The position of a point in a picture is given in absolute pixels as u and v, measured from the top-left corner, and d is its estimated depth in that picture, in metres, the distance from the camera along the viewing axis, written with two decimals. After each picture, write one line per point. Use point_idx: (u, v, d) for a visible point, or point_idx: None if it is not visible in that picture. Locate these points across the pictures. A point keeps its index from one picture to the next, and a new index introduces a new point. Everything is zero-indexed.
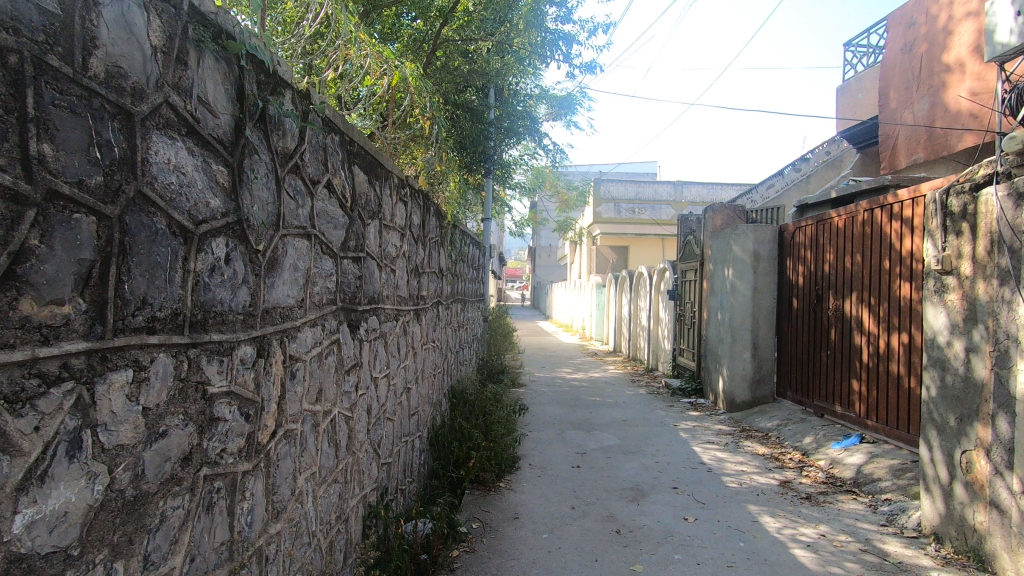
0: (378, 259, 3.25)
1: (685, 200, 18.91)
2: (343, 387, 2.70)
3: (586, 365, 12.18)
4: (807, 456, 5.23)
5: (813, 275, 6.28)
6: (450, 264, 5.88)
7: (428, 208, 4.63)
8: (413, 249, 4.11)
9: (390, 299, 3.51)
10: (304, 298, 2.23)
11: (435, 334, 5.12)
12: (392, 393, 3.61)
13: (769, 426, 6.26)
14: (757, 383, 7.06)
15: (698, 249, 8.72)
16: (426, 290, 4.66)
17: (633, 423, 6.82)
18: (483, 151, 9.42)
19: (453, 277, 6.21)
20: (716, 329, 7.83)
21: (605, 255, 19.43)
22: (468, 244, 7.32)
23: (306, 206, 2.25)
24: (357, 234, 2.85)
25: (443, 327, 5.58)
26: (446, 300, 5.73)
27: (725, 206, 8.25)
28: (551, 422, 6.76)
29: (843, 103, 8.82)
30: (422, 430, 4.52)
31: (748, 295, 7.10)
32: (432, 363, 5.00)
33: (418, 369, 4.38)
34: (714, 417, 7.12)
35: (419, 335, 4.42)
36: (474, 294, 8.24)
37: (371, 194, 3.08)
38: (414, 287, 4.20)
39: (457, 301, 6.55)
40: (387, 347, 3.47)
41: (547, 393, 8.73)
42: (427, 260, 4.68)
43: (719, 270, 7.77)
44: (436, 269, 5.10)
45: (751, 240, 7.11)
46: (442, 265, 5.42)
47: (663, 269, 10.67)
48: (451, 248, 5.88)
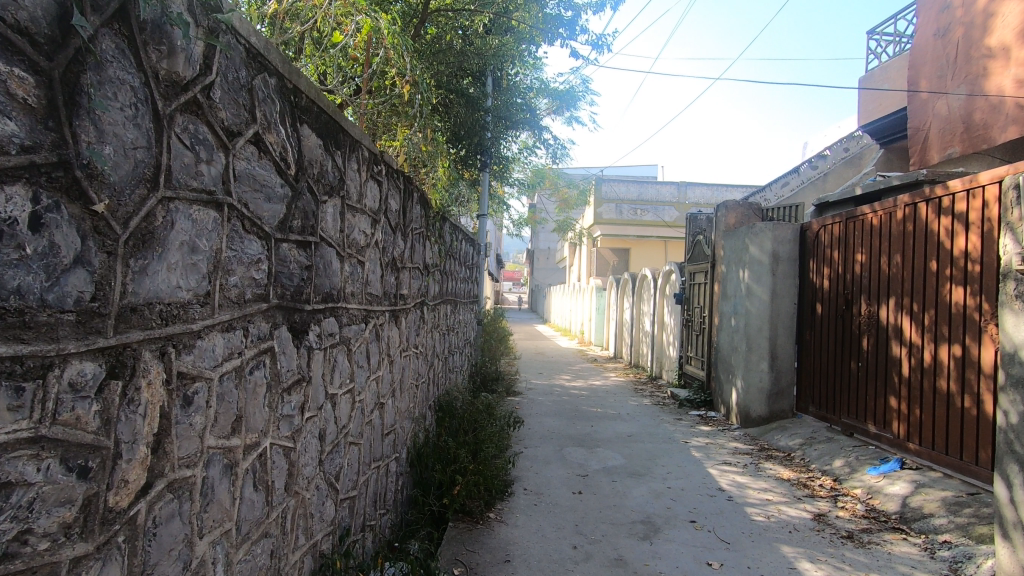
0: (338, 247, 2.62)
1: (689, 201, 18.32)
2: (281, 411, 2.07)
3: (586, 373, 11.55)
4: (840, 483, 4.61)
5: (841, 277, 5.67)
6: (438, 261, 5.26)
7: (411, 194, 4.02)
8: (390, 239, 3.50)
9: (356, 297, 2.89)
10: (211, 293, 1.59)
11: (418, 339, 4.50)
12: (358, 411, 2.98)
13: (790, 445, 5.64)
14: (775, 397, 6.44)
15: (708, 249, 8.11)
16: (407, 289, 4.04)
17: (639, 439, 6.19)
18: (479, 142, 8.81)
19: (442, 276, 5.60)
20: (729, 336, 7.21)
21: (605, 258, 18.83)
22: (460, 241, 6.71)
23: (216, 163, 1.61)
24: (305, 212, 2.22)
25: (429, 331, 4.96)
26: (432, 301, 5.10)
27: (739, 204, 7.64)
28: (549, 437, 6.13)
29: (867, 95, 8.22)
30: (399, 451, 3.89)
31: (765, 299, 6.48)
32: (414, 372, 4.37)
33: (395, 380, 3.75)
34: (727, 433, 6.49)
35: (397, 341, 3.80)
36: (466, 295, 7.61)
37: (329, 165, 2.46)
38: (391, 285, 3.58)
39: (446, 303, 5.93)
40: (350, 356, 2.83)
41: (544, 403, 8.09)
42: (409, 254, 4.06)
43: (733, 272, 7.15)
44: (421, 266, 4.48)
45: (770, 239, 6.50)
46: (428, 260, 4.81)
47: (669, 271, 10.05)
48: (438, 243, 5.25)
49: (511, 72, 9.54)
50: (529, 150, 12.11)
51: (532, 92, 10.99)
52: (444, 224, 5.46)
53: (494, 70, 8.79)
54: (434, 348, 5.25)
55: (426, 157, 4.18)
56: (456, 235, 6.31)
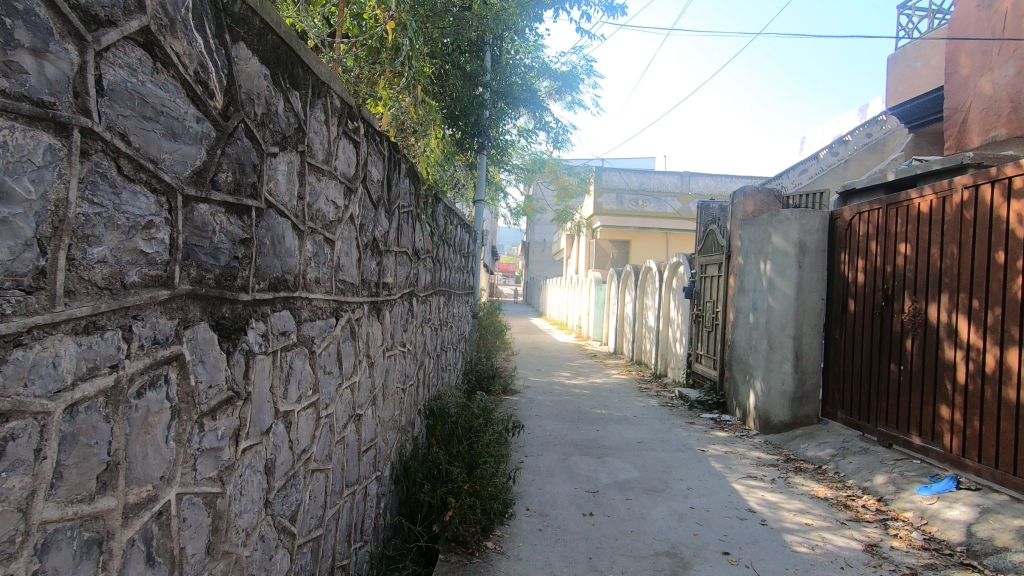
0: (296, 218, 2.00)
1: (692, 192, 17.77)
2: (199, 444, 1.45)
3: (586, 369, 10.98)
4: (886, 503, 4.05)
5: (880, 271, 5.09)
6: (430, 247, 4.64)
7: (398, 164, 3.39)
8: (370, 216, 2.87)
9: (322, 285, 2.27)
10: (48, 271, 0.97)
11: (406, 336, 3.89)
12: (326, 428, 2.37)
13: (820, 456, 5.08)
14: (798, 401, 5.88)
15: (723, 239, 7.54)
16: (392, 277, 3.43)
17: (650, 447, 5.61)
18: (476, 121, 8.18)
19: (435, 264, 4.97)
20: (746, 334, 6.64)
21: (604, 249, 18.26)
22: (455, 226, 6.08)
23: (62, 61, 0.99)
24: (241, 164, 1.60)
25: (419, 326, 4.34)
26: (423, 293, 4.49)
27: (759, 190, 7.06)
28: (551, 445, 5.54)
29: (896, 74, 7.61)
30: (380, 468, 3.29)
31: (790, 294, 5.92)
32: (401, 374, 3.77)
33: (375, 385, 3.15)
34: (746, 440, 5.93)
35: (379, 338, 3.19)
36: (461, 286, 7.01)
37: (280, 106, 1.83)
38: (371, 271, 2.97)
39: (439, 295, 5.32)
40: (313, 361, 2.21)
41: (544, 403, 7.53)
42: (395, 236, 3.44)
43: (752, 264, 6.57)
44: (409, 251, 3.86)
45: (796, 228, 5.92)
46: (419, 245, 4.19)
47: (676, 263, 9.48)
48: (431, 227, 4.64)
49: (511, 47, 8.89)
50: (528, 135, 11.47)
51: (532, 72, 10.34)
52: (437, 205, 4.84)
53: (493, 44, 8.14)
54: (425, 346, 4.64)
55: (416, 122, 3.55)
56: (451, 219, 5.69)
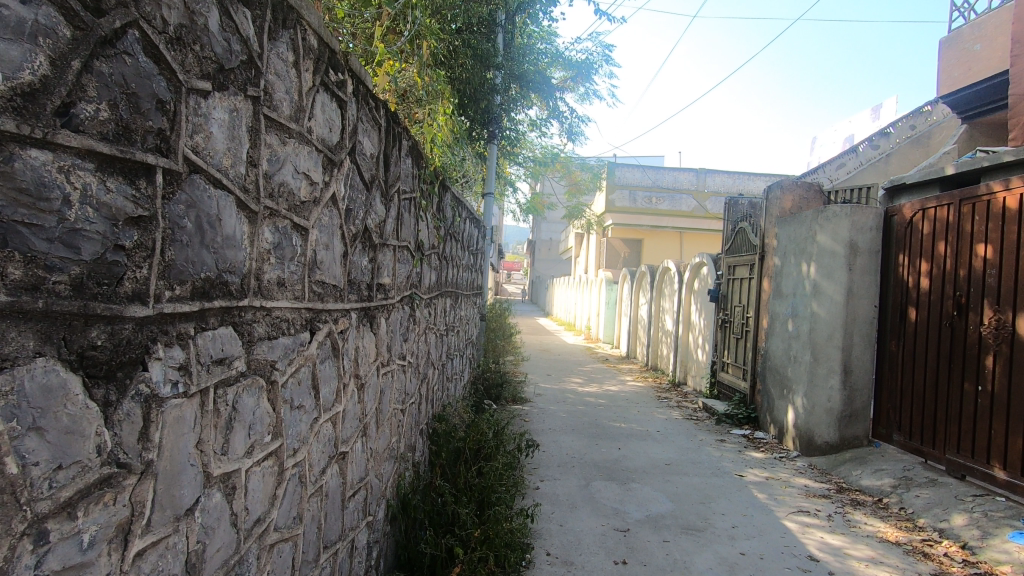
0: (244, 192, 1.38)
1: (707, 190, 17.15)
2: (34, 570, 0.83)
3: (599, 375, 10.36)
4: (975, 552, 3.41)
5: (950, 276, 4.44)
6: (435, 241, 4.03)
7: (397, 139, 2.78)
8: (361, 199, 2.26)
9: (287, 288, 1.65)
10: None
11: (406, 346, 3.29)
12: (295, 480, 1.75)
13: (878, 487, 4.44)
14: (847, 420, 5.23)
15: (754, 238, 6.90)
16: (389, 277, 2.82)
17: (680, 470, 4.98)
18: (486, 107, 7.57)
19: (440, 261, 4.36)
20: (784, 343, 6.00)
21: (615, 248, 17.68)
22: (464, 219, 5.47)
23: None
24: (133, 96, 0.99)
25: (421, 332, 3.75)
26: (427, 295, 3.88)
27: (797, 184, 6.42)
28: (568, 467, 4.92)
29: (948, 58, 6.97)
30: (372, 510, 2.69)
31: (838, 300, 5.27)
32: (399, 392, 3.16)
33: (366, 412, 2.53)
34: (787, 463, 5.28)
35: (371, 352, 2.57)
36: (469, 286, 6.41)
37: (213, 21, 1.23)
38: (361, 270, 2.35)
39: (445, 296, 4.71)
40: (271, 394, 1.58)
41: (557, 415, 6.93)
42: (394, 227, 2.83)
43: (792, 265, 5.93)
44: (411, 246, 3.26)
45: (846, 225, 5.27)
46: (422, 239, 3.58)
47: (699, 263, 8.85)
48: (436, 219, 4.04)
49: (525, 29, 8.27)
50: (540, 126, 10.86)
51: (546, 57, 9.70)
52: (443, 194, 4.23)
53: (506, 24, 7.53)
54: (428, 357, 4.02)
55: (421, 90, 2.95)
56: (459, 212, 5.08)
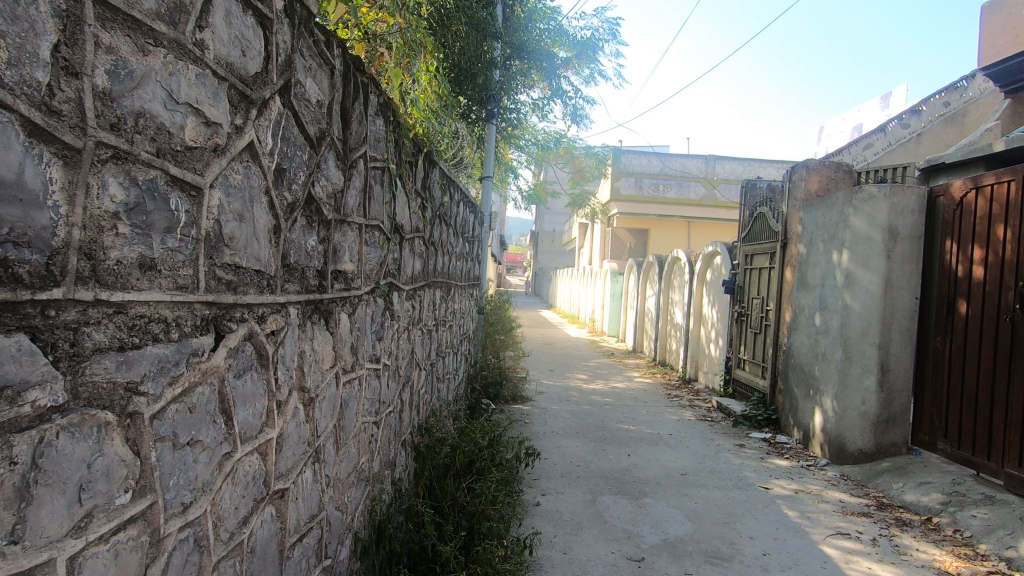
0: (43, 113, 0.85)
1: (717, 177, 16.49)
2: None
3: (605, 371, 9.84)
4: None
5: (1010, 264, 3.88)
6: (419, 224, 3.50)
7: (360, 90, 2.24)
8: (303, 158, 1.72)
9: (160, 273, 1.12)
10: None
11: (380, 346, 2.76)
12: (187, 546, 1.23)
13: (925, 504, 3.91)
14: (883, 425, 4.70)
15: (775, 224, 6.34)
16: (353, 263, 2.29)
17: (698, 482, 4.46)
18: (483, 83, 6.99)
19: (427, 247, 3.83)
20: (810, 339, 5.46)
21: (621, 238, 17.11)
22: (456, 201, 4.92)
23: None
24: None
25: (402, 328, 3.23)
26: (410, 286, 3.35)
27: (824, 164, 5.85)
28: (573, 477, 4.41)
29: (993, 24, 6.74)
30: (332, 552, 2.19)
31: (875, 292, 4.72)
32: (370, 401, 2.64)
33: (319, 433, 2.00)
34: (816, 472, 4.76)
35: (325, 358, 2.05)
36: (465, 277, 5.87)
37: None
38: (306, 253, 1.82)
39: (433, 287, 4.18)
40: (130, 431, 1.05)
41: (560, 416, 6.42)
42: (358, 201, 2.30)
43: (820, 253, 5.37)
44: (385, 227, 2.72)
45: (884, 208, 4.71)
46: (401, 220, 3.04)
47: (712, 252, 8.30)
48: (419, 197, 3.50)
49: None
50: (543, 108, 10.28)
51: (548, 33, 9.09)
52: (428, 169, 3.68)
53: None
54: (411, 357, 3.51)
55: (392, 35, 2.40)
56: (450, 193, 4.54)
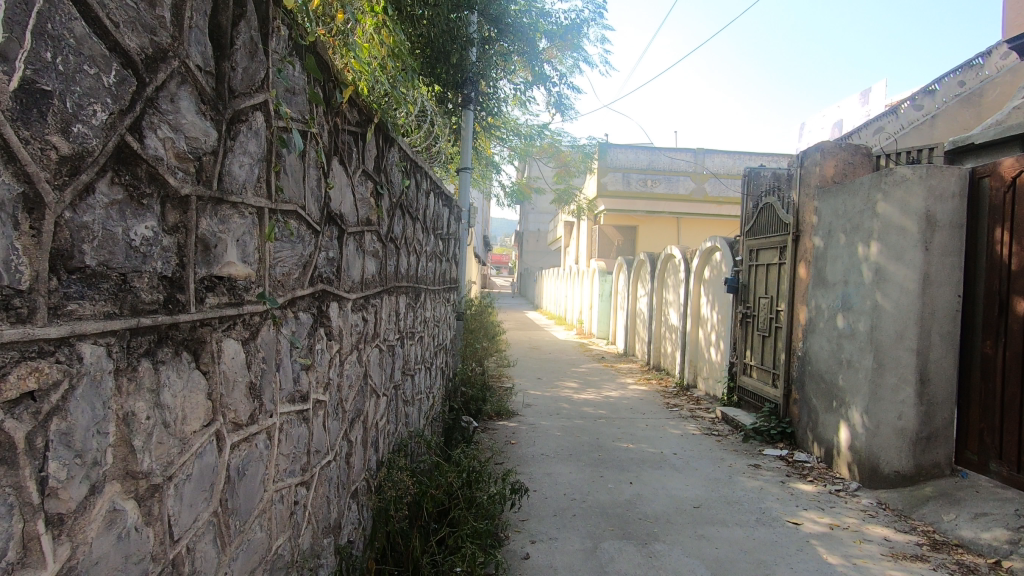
0: None
1: (706, 171, 15.92)
2: None
3: (596, 377, 9.17)
4: None
5: None
6: (370, 215, 2.76)
7: (249, 6, 1.50)
8: (104, 80, 0.98)
9: None
10: None
11: (307, 379, 2.03)
12: None
13: (988, 543, 3.26)
14: (923, 444, 4.07)
15: (785, 215, 5.70)
16: (249, 266, 1.55)
17: (715, 518, 3.78)
18: (457, 61, 6.26)
19: (384, 245, 3.09)
20: (831, 343, 4.82)
21: (608, 236, 16.51)
22: (424, 192, 4.20)
23: None
24: None
25: (347, 349, 2.49)
26: (358, 295, 2.63)
27: (840, 147, 5.24)
28: (568, 517, 3.71)
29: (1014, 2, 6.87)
30: None
31: (911, 289, 4.09)
32: (294, 456, 1.91)
33: (180, 535, 1.26)
34: (849, 499, 4.10)
35: (191, 414, 1.31)
36: (440, 279, 5.15)
37: None
38: (129, 248, 1.08)
39: (397, 294, 3.46)
40: None
41: (550, 435, 5.71)
42: (254, 173, 1.56)
43: (842, 246, 4.74)
44: (312, 216, 1.98)
45: (920, 192, 4.08)
46: (341, 208, 2.31)
47: (711, 248, 7.67)
48: (369, 181, 2.76)
49: None
50: (524, 97, 9.60)
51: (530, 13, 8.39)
52: (381, 147, 2.95)
53: None
54: (364, 384, 2.78)
55: None
56: (415, 179, 3.80)
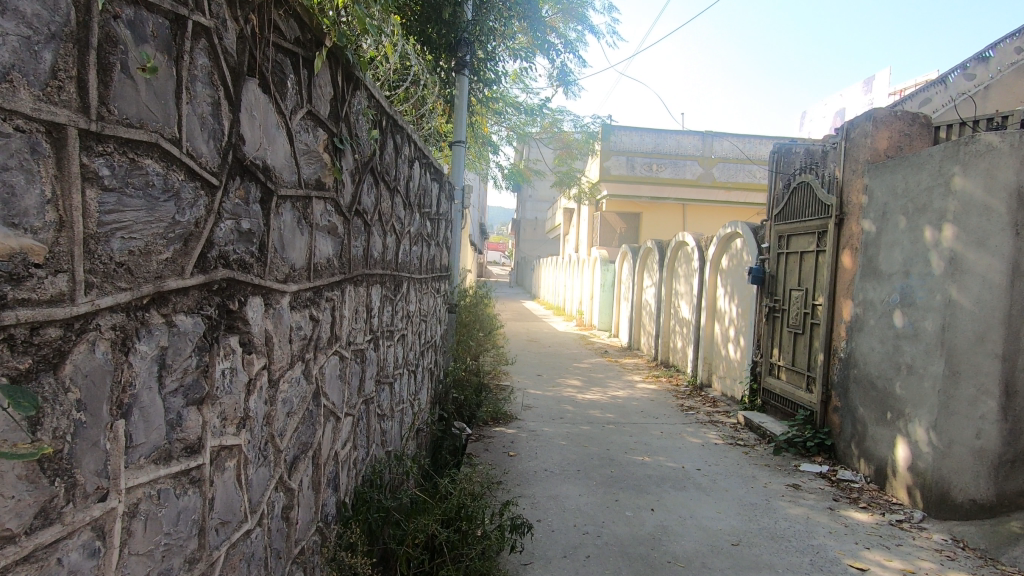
0: None
1: (714, 155, 15.14)
2: None
3: (600, 374, 8.47)
4: None
5: None
6: (321, 177, 2.02)
7: None
8: None
9: None
10: None
11: (197, 418, 1.30)
12: None
13: None
14: (1008, 469, 3.47)
15: (825, 196, 4.97)
16: (19, 233, 0.83)
17: (760, 559, 3.08)
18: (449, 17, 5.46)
19: (347, 219, 2.35)
20: (886, 345, 4.12)
21: (610, 223, 15.85)
22: (406, 159, 3.44)
23: None
24: None
25: (283, 363, 1.76)
26: (302, 287, 1.88)
27: (893, 116, 4.50)
28: (581, 559, 3.02)
29: None
30: None
31: (997, 283, 3.48)
32: (169, 548, 1.18)
33: None
34: (917, 535, 3.41)
35: None
36: (427, 267, 4.40)
37: None
38: None
39: (368, 284, 2.72)
40: None
41: (553, 445, 5.01)
42: (36, 59, 0.84)
43: (902, 231, 4.03)
44: (203, 161, 1.24)
45: (1014, 164, 3.44)
46: (267, 159, 1.56)
47: (731, 235, 6.94)
48: (321, 129, 2.02)
49: None
50: (523, 68, 8.79)
51: None
52: (341, 87, 2.20)
53: None
54: (314, 406, 2.06)
55: None
56: (392, 142, 3.05)
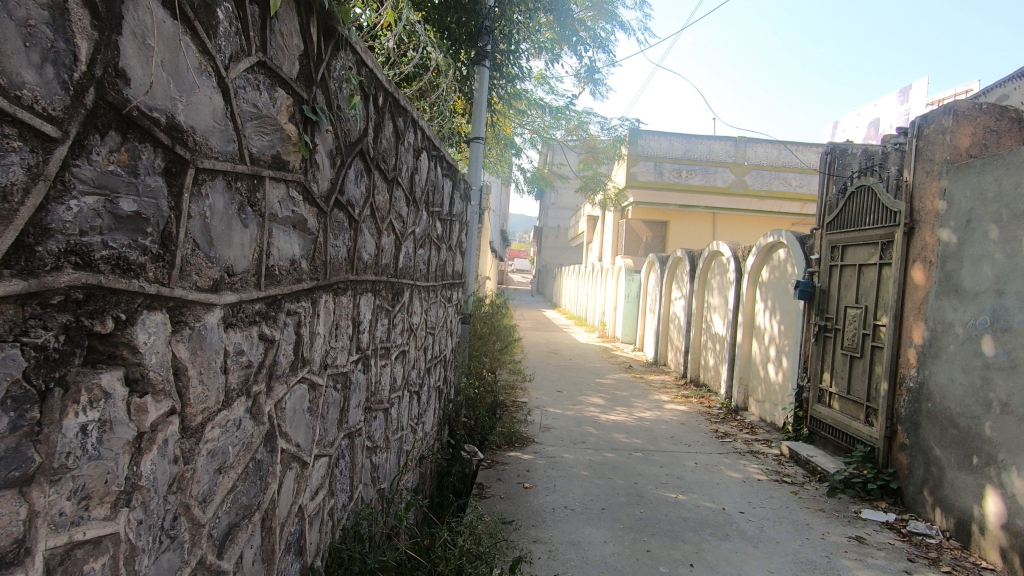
0: None
1: (748, 162, 14.42)
2: None
3: (625, 392, 7.88)
4: None
5: None
6: (280, 153, 1.54)
7: None
8: None
9: None
10: None
11: (16, 509, 0.83)
12: None
13: None
14: None
15: (892, 201, 4.35)
16: None
17: None
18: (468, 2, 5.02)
19: (325, 212, 1.87)
20: (972, 376, 3.49)
21: (636, 231, 15.24)
22: (411, 147, 2.97)
23: None
24: None
25: (209, 403, 1.28)
26: (246, 298, 1.40)
27: (977, 110, 3.89)
28: None
29: None
30: None
31: None
32: None
33: None
34: None
35: None
36: (436, 273, 3.92)
37: None
38: None
39: (354, 293, 2.24)
40: None
41: (574, 476, 4.47)
42: None
43: (994, 242, 3.41)
44: (27, 97, 0.80)
45: None
46: (177, 113, 1.09)
47: (775, 244, 6.32)
48: (283, 91, 1.54)
49: None
50: (549, 65, 8.33)
51: None
52: (316, 42, 1.73)
53: None
54: (266, 453, 1.57)
55: None
56: (392, 124, 2.58)
